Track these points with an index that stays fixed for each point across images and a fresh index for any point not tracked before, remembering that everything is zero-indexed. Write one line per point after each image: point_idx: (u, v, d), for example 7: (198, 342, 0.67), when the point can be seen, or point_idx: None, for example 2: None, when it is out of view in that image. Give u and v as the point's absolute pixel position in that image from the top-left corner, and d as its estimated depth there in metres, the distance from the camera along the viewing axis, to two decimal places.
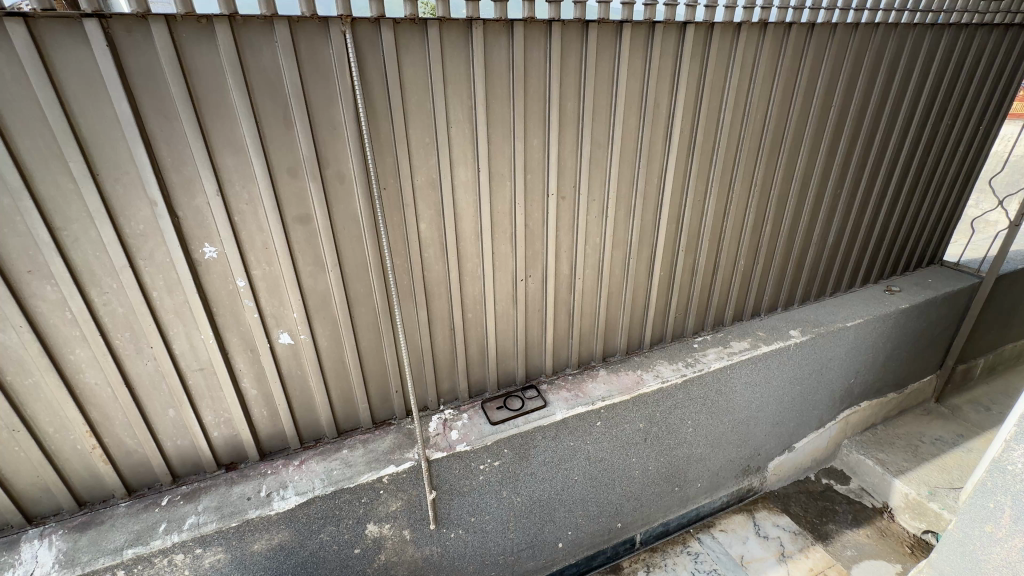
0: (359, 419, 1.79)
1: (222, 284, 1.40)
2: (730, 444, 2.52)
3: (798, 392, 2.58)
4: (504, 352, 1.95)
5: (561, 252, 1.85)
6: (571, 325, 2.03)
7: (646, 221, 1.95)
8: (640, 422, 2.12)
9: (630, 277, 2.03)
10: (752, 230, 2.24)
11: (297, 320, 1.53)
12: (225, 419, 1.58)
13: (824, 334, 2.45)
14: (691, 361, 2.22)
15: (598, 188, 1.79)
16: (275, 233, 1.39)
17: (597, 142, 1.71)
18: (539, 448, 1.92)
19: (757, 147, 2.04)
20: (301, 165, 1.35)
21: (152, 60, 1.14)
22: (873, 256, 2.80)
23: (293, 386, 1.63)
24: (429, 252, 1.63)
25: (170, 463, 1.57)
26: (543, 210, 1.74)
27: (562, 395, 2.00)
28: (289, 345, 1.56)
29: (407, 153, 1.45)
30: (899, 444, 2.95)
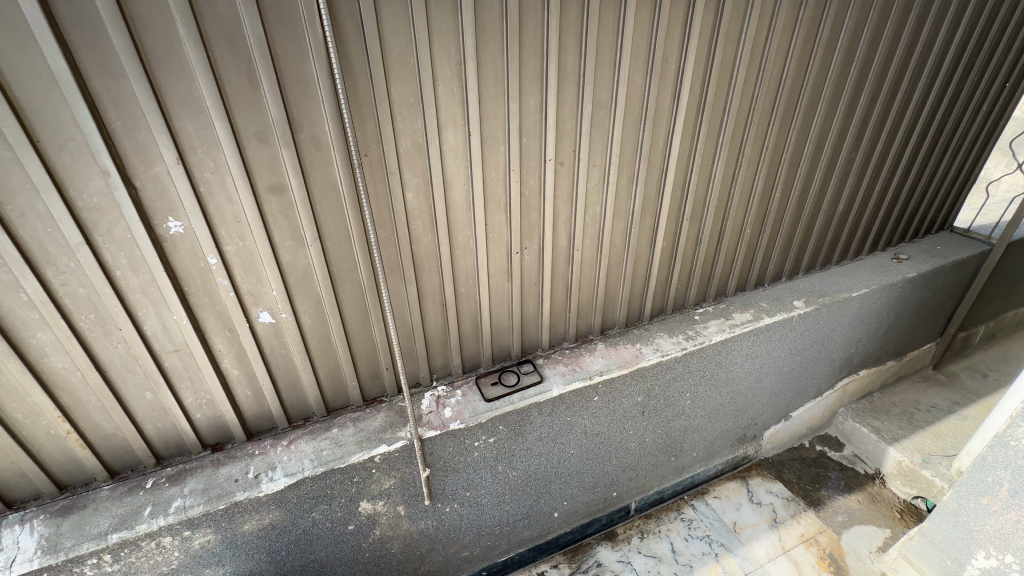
0: (349, 397, 1.73)
1: (192, 262, 1.29)
2: (727, 415, 2.50)
3: (797, 363, 2.54)
4: (499, 327, 1.87)
5: (559, 222, 1.74)
6: (569, 299, 1.94)
7: (649, 188, 1.83)
8: (638, 396, 2.08)
9: (631, 248, 1.93)
10: (760, 197, 2.13)
11: (277, 298, 1.44)
12: (206, 400, 1.51)
13: (828, 305, 2.39)
14: (692, 333, 2.16)
15: (599, 153, 1.66)
16: (247, 205, 1.27)
17: (599, 102, 1.56)
18: (535, 423, 1.88)
19: (771, 107, 1.90)
20: (271, 130, 1.21)
21: (86, 7, 0.98)
22: (883, 222, 2.70)
23: (277, 366, 1.56)
24: (417, 224, 1.51)
25: (153, 445, 1.51)
26: (539, 178, 1.61)
27: (559, 370, 1.94)
28: (270, 324, 1.47)
29: (390, 115, 1.31)
30: (894, 412, 2.95)
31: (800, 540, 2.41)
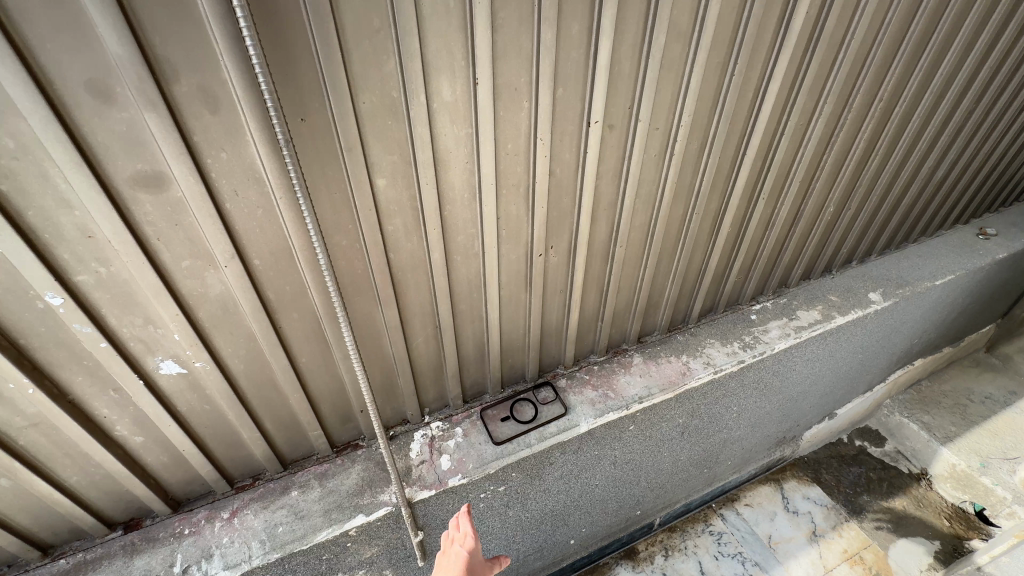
0: (312, 447, 1.29)
1: (22, 303, 0.78)
2: (772, 422, 2.13)
3: (857, 361, 2.14)
4: (512, 346, 1.41)
5: (600, 211, 1.22)
6: (602, 307, 1.47)
7: (723, 160, 1.31)
8: (680, 418, 1.67)
9: (689, 239, 1.43)
10: (855, 167, 1.62)
11: (185, 342, 0.94)
12: (102, 476, 1.06)
13: (909, 297, 1.94)
14: (750, 340, 1.72)
15: (665, 112, 1.12)
16: (99, 211, 0.74)
17: (677, 29, 1.00)
18: (556, 464, 1.48)
19: (899, 41, 1.34)
20: (119, 79, 0.67)
21: None
22: (975, 190, 2.21)
23: (202, 425, 1.10)
24: (394, 225, 1.00)
25: (32, 536, 1.07)
26: (578, 150, 1.08)
27: (588, 397, 1.51)
28: (180, 375, 0.99)
29: (339, 51, 0.76)
30: (945, 405, 2.63)
31: (843, 558, 2.14)
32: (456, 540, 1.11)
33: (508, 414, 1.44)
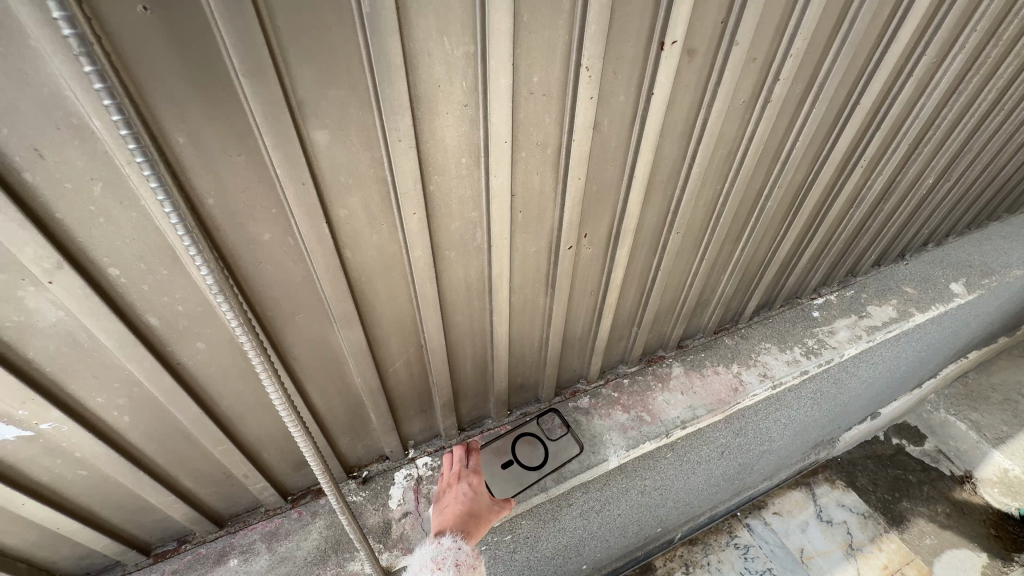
0: (258, 499, 0.97)
1: None
2: (816, 428, 1.84)
3: (919, 360, 1.84)
4: (524, 363, 1.07)
5: (656, 186, 0.85)
6: (641, 310, 1.13)
7: (826, 114, 0.93)
8: (724, 437, 1.37)
9: (763, 220, 1.07)
10: (974, 126, 1.24)
11: (14, 397, 0.59)
12: None
13: (996, 288, 1.61)
14: (814, 345, 1.38)
15: (771, 29, 0.72)
16: None
17: None
18: (575, 504, 1.18)
19: None
20: None
21: None
22: None
23: (83, 494, 0.76)
24: (352, 206, 0.63)
25: None
26: (641, 89, 0.70)
27: (617, 422, 1.18)
28: (24, 439, 0.64)
29: None
30: (995, 400, 2.37)
31: None
32: (461, 480, 0.95)
33: (511, 454, 1.09)
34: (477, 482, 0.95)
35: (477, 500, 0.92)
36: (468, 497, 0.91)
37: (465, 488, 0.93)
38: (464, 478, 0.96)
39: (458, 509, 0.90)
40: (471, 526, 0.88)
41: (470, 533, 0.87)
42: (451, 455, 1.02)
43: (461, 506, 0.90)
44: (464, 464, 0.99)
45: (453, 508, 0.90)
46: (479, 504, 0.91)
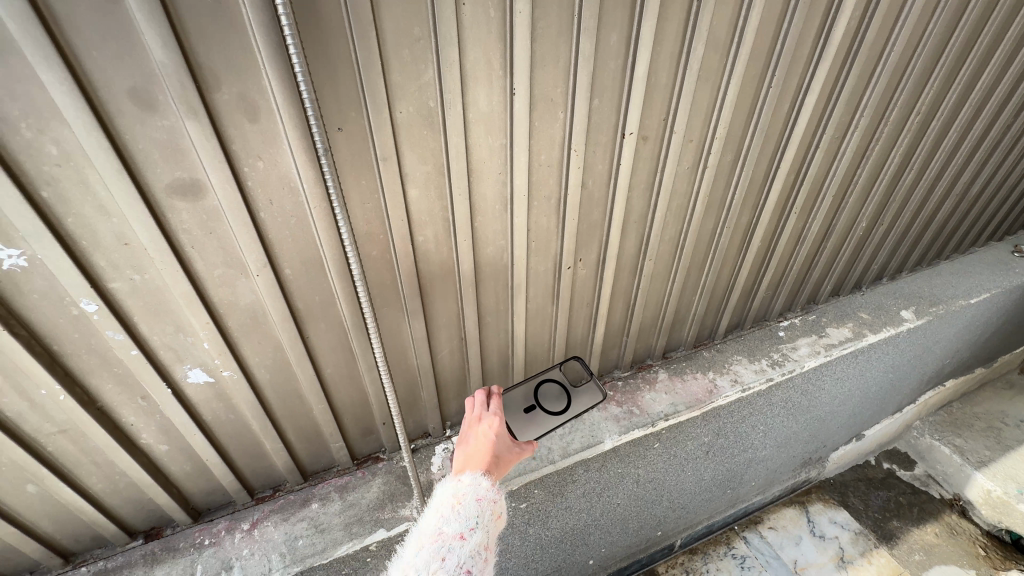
0: (333, 459, 1.28)
1: (55, 310, 0.78)
2: (799, 442, 2.06)
3: (888, 381, 2.07)
4: (536, 360, 1.39)
5: (629, 224, 1.20)
6: (629, 321, 1.45)
7: (755, 174, 1.28)
8: (706, 436, 1.63)
9: (719, 251, 1.40)
10: (890, 182, 1.58)
11: (214, 351, 0.94)
12: (125, 484, 1.05)
13: (944, 315, 1.88)
14: (778, 357, 1.66)
15: (700, 121, 1.09)
16: (139, 220, 0.74)
17: (715, 41, 0.98)
18: (579, 481, 1.45)
19: (938, 52, 1.30)
20: (160, 86, 0.66)
21: None
22: (1009, 207, 2.14)
23: (226, 434, 1.09)
24: (425, 234, 0.99)
25: (56, 542, 1.07)
26: (612, 160, 1.06)
27: (611, 413, 1.47)
28: (208, 384, 0.98)
29: (379, 57, 0.75)
30: (978, 427, 2.54)
31: None
32: (483, 422, 1.06)
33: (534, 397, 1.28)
34: (497, 425, 1.04)
35: (497, 441, 1.01)
36: (488, 439, 1.01)
37: (486, 430, 1.03)
38: (486, 420, 1.06)
39: (480, 448, 1.00)
40: (492, 465, 0.97)
41: (492, 472, 0.96)
42: (474, 401, 1.12)
43: (483, 446, 1.00)
44: (486, 409, 1.09)
45: (475, 448, 1.00)
46: (499, 444, 1.01)
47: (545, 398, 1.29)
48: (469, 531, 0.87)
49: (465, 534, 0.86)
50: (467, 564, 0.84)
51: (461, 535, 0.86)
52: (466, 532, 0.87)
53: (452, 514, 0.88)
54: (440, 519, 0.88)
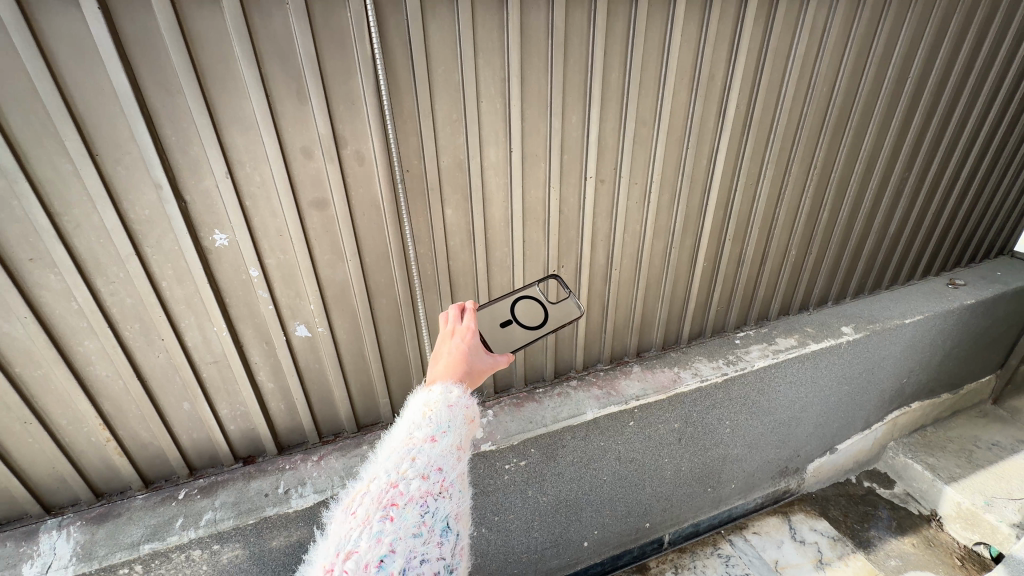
0: (380, 414, 1.72)
1: (234, 274, 1.30)
2: (769, 445, 2.36)
3: (845, 393, 2.39)
4: (534, 347, 1.84)
5: (598, 242, 1.70)
6: (605, 320, 1.89)
7: (690, 209, 1.78)
8: (676, 422, 1.99)
9: (671, 267, 1.87)
10: (807, 219, 2.04)
11: (315, 312, 1.44)
12: (240, 412, 1.52)
13: (880, 331, 2.24)
14: (732, 358, 2.06)
15: (640, 169, 1.61)
16: (291, 220, 1.28)
17: (644, 118, 1.52)
18: (568, 447, 1.81)
19: (820, 124, 1.82)
20: (316, 145, 1.22)
21: (149, 25, 1.00)
22: (936, 246, 2.56)
23: (311, 380, 1.56)
24: (454, 240, 1.50)
25: (187, 455, 1.52)
26: (580, 195, 1.58)
27: (593, 393, 1.88)
28: (306, 337, 1.47)
29: (433, 129, 1.31)
30: (950, 448, 2.77)
31: None
32: (457, 334, 1.05)
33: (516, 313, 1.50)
34: (470, 337, 1.04)
35: (471, 352, 1.02)
36: (461, 349, 1.02)
37: (459, 342, 1.03)
38: (459, 333, 1.05)
39: (453, 360, 0.99)
40: (464, 375, 0.98)
41: (464, 383, 0.96)
42: (448, 314, 1.11)
43: (456, 358, 1.00)
44: (459, 322, 1.08)
45: (447, 359, 1.00)
46: (473, 354, 1.01)
47: (526, 312, 1.51)
48: (441, 434, 0.87)
49: (438, 436, 0.86)
50: (439, 464, 0.84)
51: (432, 438, 0.86)
52: (438, 435, 0.87)
53: (423, 420, 0.88)
54: (411, 426, 0.88)
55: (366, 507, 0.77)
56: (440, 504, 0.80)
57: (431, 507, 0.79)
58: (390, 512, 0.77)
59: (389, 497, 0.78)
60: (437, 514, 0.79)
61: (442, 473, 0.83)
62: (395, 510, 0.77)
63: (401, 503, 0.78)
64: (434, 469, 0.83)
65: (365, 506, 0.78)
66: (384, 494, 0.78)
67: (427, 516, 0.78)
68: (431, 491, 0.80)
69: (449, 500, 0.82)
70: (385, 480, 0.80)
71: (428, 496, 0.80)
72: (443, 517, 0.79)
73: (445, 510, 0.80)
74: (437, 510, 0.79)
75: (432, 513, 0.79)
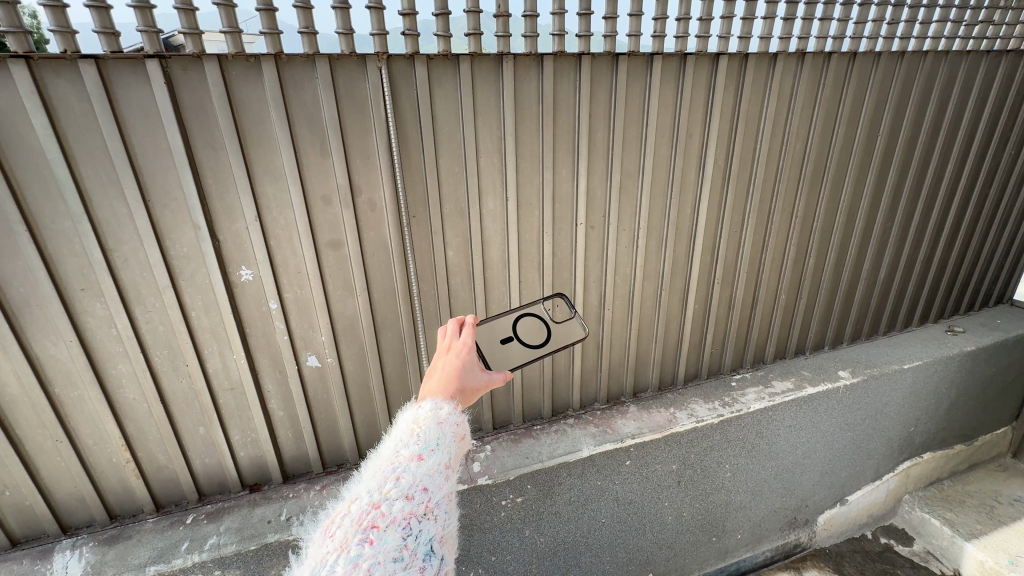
0: None
1: (255, 306, 1.45)
2: (775, 493, 2.29)
3: (850, 439, 2.35)
4: (531, 385, 1.92)
5: (591, 283, 1.82)
6: (600, 358, 1.98)
7: (677, 253, 1.90)
8: (673, 463, 1.98)
9: (662, 309, 1.97)
10: (793, 265, 2.14)
11: (325, 344, 1.56)
12: (251, 439, 1.61)
13: (878, 375, 2.25)
14: (728, 400, 2.09)
15: (628, 217, 1.76)
16: (308, 258, 1.43)
17: (629, 171, 1.69)
18: (565, 485, 1.82)
19: (797, 176, 1.96)
20: (334, 193, 1.39)
21: (203, 95, 1.21)
22: (932, 293, 2.61)
23: (318, 410, 1.65)
24: (455, 279, 1.64)
25: (197, 480, 1.60)
26: (572, 239, 1.72)
27: (590, 431, 1.92)
28: (316, 367, 1.58)
29: (438, 181, 1.48)
30: (970, 504, 2.67)
31: None
32: (453, 349, 1.03)
33: (519, 331, 1.51)
34: (466, 352, 1.02)
35: (465, 367, 0.99)
36: (455, 365, 0.98)
37: (455, 357, 1.00)
38: (456, 348, 1.03)
39: (446, 375, 0.96)
40: (456, 391, 0.93)
41: (456, 399, 0.92)
42: (447, 330, 1.09)
43: (449, 373, 0.97)
44: (457, 337, 1.06)
45: (441, 374, 0.96)
46: (467, 370, 0.98)
47: (529, 330, 1.54)
48: (429, 453, 0.81)
49: (425, 455, 0.80)
50: (424, 483, 0.77)
51: (419, 456, 0.80)
52: (425, 453, 0.80)
53: (410, 437, 0.82)
54: (397, 444, 0.82)
55: (344, 530, 0.71)
56: (424, 526, 0.74)
57: (414, 530, 0.73)
58: (370, 535, 0.70)
59: (369, 519, 0.72)
60: (420, 538, 0.73)
61: (427, 494, 0.77)
62: (376, 533, 0.71)
63: (382, 526, 0.72)
64: (419, 490, 0.76)
65: (344, 528, 0.71)
66: (365, 516, 0.72)
67: (408, 540, 0.72)
68: (415, 513, 0.74)
69: (434, 523, 0.75)
70: (366, 501, 0.74)
71: (411, 519, 0.73)
72: (427, 541, 0.73)
73: (429, 533, 0.74)
74: (420, 534, 0.73)
75: (414, 536, 0.72)
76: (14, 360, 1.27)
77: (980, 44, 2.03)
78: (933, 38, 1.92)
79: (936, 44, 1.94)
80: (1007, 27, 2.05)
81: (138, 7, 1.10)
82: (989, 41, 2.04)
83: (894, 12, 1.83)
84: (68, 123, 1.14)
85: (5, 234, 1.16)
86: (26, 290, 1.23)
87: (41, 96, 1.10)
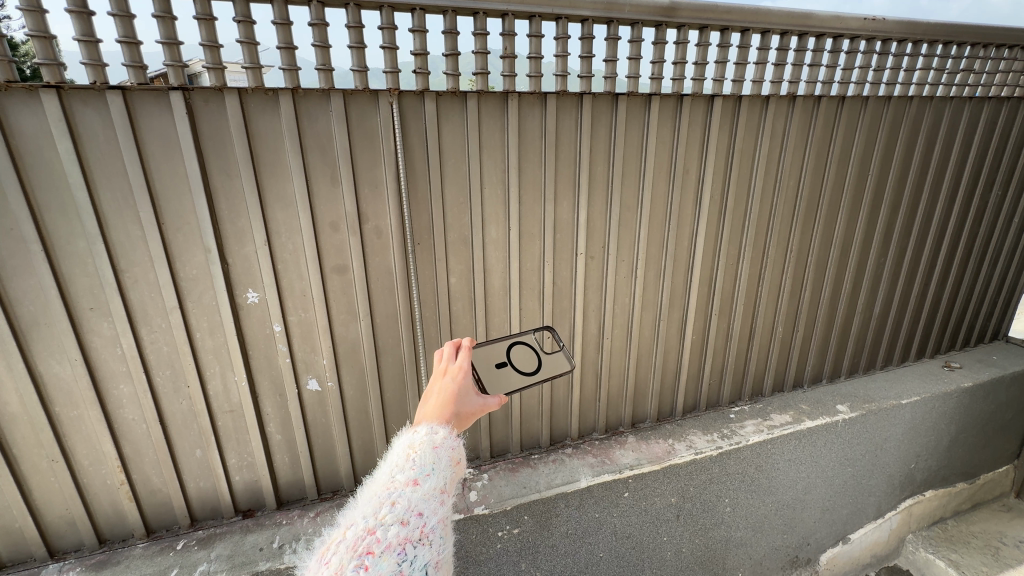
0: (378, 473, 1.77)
1: (259, 328, 1.46)
2: (776, 529, 2.25)
3: (850, 475, 2.32)
4: (530, 413, 1.93)
5: (591, 312, 1.84)
6: (599, 387, 1.98)
7: (675, 285, 1.94)
8: (672, 497, 1.95)
9: (661, 339, 2.00)
10: (790, 298, 2.18)
11: (326, 367, 1.57)
12: (247, 462, 1.60)
13: (876, 411, 2.24)
14: (727, 432, 2.09)
15: (627, 248, 1.80)
16: (314, 282, 1.46)
17: (628, 205, 1.74)
18: (561, 517, 1.79)
19: (791, 213, 2.01)
20: (343, 220, 1.44)
21: (222, 126, 1.27)
22: (927, 329, 2.64)
23: (316, 435, 1.65)
24: (457, 305, 1.66)
25: (191, 504, 1.58)
26: (572, 269, 1.76)
27: (588, 461, 1.91)
28: (317, 391, 1.59)
29: (442, 210, 1.53)
30: (975, 545, 2.63)
31: None
32: (449, 372, 1.02)
33: (514, 356, 1.49)
34: (463, 376, 1.01)
35: (461, 392, 0.98)
36: (450, 391, 0.97)
37: (450, 381, 1.00)
38: (451, 371, 1.02)
39: (442, 400, 0.95)
40: (452, 416, 0.94)
41: (451, 423, 0.92)
42: (442, 353, 1.08)
43: (445, 397, 0.96)
44: (452, 360, 1.05)
45: (437, 398, 0.96)
46: (462, 395, 0.98)
47: (522, 357, 1.52)
48: (424, 477, 0.81)
49: (420, 479, 0.80)
50: (420, 508, 0.77)
51: (414, 481, 0.80)
52: (421, 478, 0.80)
53: (405, 462, 0.82)
54: (392, 469, 0.82)
55: (340, 556, 0.71)
56: (419, 551, 0.74)
57: (409, 555, 0.73)
58: (365, 561, 0.71)
59: (365, 544, 0.72)
60: (415, 563, 0.73)
61: (422, 519, 0.77)
62: (371, 559, 0.71)
63: (378, 551, 0.72)
64: (415, 514, 0.76)
65: (340, 554, 0.71)
66: (360, 542, 0.72)
67: (404, 565, 0.72)
68: (410, 538, 0.74)
69: (429, 548, 0.75)
70: (361, 526, 0.74)
71: (406, 544, 0.74)
72: (422, 566, 0.73)
73: (424, 558, 0.74)
74: (415, 559, 0.73)
75: (410, 562, 0.72)
76: (18, 378, 1.28)
77: (961, 91, 2.13)
78: (916, 85, 2.02)
79: (920, 90, 2.03)
80: (988, 75, 2.15)
81: (166, 43, 1.17)
82: (971, 88, 2.14)
83: (880, 60, 1.92)
84: (91, 149, 1.19)
85: (22, 253, 1.20)
86: (36, 307, 1.25)
87: (68, 123, 1.15)
